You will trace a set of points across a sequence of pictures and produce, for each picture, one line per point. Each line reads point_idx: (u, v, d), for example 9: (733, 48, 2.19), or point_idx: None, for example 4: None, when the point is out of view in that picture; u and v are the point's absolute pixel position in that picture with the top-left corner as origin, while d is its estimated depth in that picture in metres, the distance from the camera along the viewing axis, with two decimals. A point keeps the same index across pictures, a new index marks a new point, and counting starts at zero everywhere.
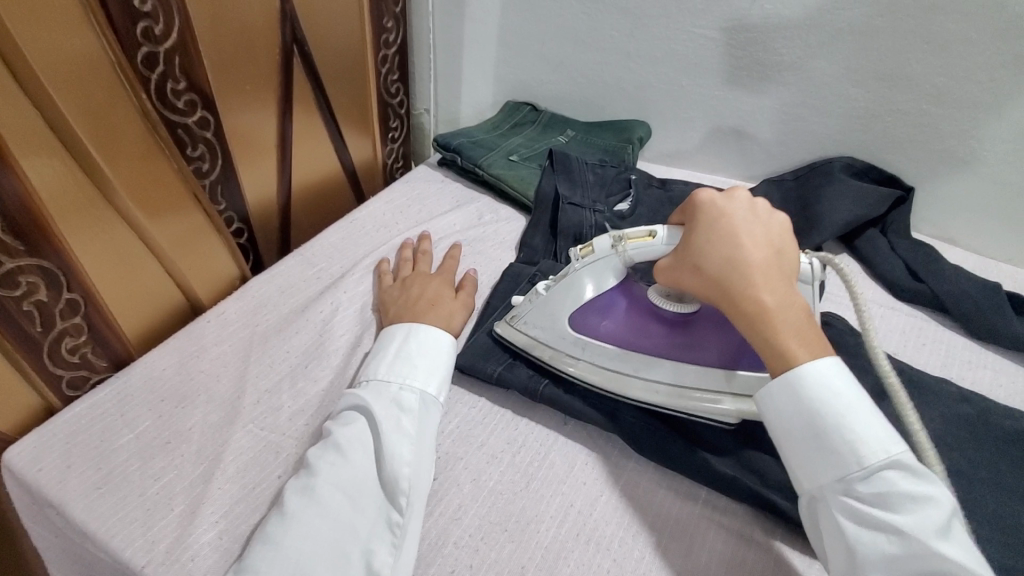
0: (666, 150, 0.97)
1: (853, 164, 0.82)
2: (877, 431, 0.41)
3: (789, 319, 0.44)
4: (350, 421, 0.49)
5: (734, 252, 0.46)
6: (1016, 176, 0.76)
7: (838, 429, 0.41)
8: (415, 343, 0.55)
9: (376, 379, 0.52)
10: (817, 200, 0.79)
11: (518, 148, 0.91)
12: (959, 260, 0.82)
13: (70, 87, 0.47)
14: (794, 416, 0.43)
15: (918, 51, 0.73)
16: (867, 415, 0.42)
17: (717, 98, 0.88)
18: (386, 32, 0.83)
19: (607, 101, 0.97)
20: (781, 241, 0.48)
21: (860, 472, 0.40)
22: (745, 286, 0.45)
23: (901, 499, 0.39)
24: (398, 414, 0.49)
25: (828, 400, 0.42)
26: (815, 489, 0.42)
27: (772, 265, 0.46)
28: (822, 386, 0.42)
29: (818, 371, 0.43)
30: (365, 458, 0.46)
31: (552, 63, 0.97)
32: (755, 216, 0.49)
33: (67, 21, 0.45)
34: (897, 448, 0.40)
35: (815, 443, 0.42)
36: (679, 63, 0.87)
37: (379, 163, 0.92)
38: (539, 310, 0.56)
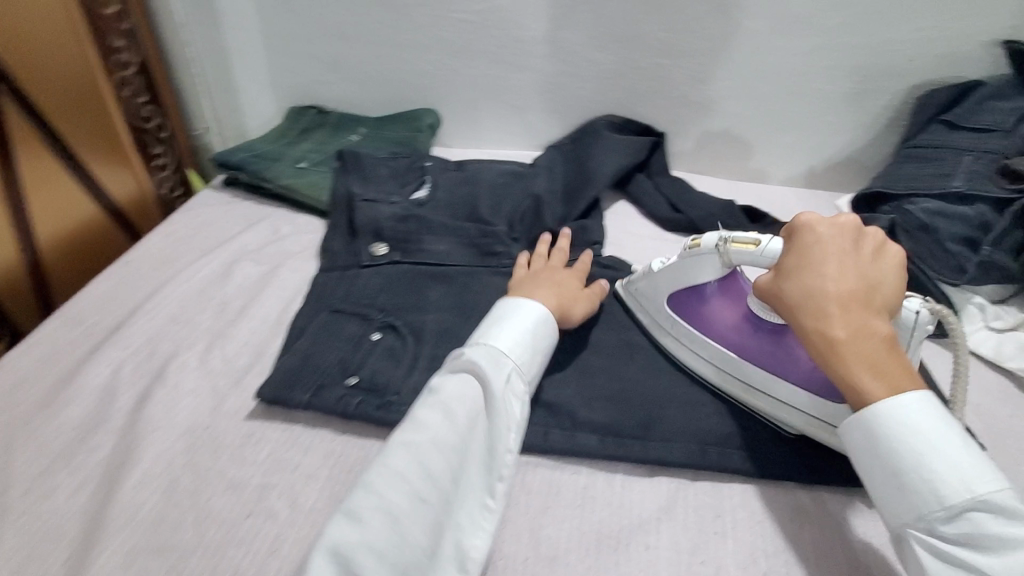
0: (460, 131, 1.01)
1: (615, 117, 0.93)
2: (965, 471, 0.41)
3: (862, 352, 0.46)
4: (464, 383, 0.49)
5: (818, 288, 0.48)
6: (738, 109, 0.90)
7: (923, 468, 0.42)
8: (533, 328, 0.55)
9: (505, 357, 0.52)
10: (591, 157, 0.89)
11: (307, 155, 0.88)
12: (711, 187, 0.96)
13: None
14: (881, 452, 0.44)
15: (640, 13, 0.84)
16: (957, 454, 0.42)
17: (490, 77, 0.93)
18: (117, 53, 0.78)
19: (392, 93, 0.98)
20: (871, 275, 0.49)
21: (944, 514, 0.41)
22: (814, 321, 0.48)
23: (985, 539, 0.40)
24: (508, 421, 0.48)
25: (913, 437, 0.43)
26: (892, 510, 0.43)
27: (859, 299, 0.48)
28: (917, 432, 0.43)
29: (908, 406, 0.44)
30: (435, 457, 0.44)
31: (327, 62, 0.96)
32: (848, 251, 0.50)
33: None
34: (985, 489, 0.40)
35: (884, 463, 0.44)
36: (448, 48, 0.91)
37: (147, 194, 0.87)
38: (650, 285, 0.63)
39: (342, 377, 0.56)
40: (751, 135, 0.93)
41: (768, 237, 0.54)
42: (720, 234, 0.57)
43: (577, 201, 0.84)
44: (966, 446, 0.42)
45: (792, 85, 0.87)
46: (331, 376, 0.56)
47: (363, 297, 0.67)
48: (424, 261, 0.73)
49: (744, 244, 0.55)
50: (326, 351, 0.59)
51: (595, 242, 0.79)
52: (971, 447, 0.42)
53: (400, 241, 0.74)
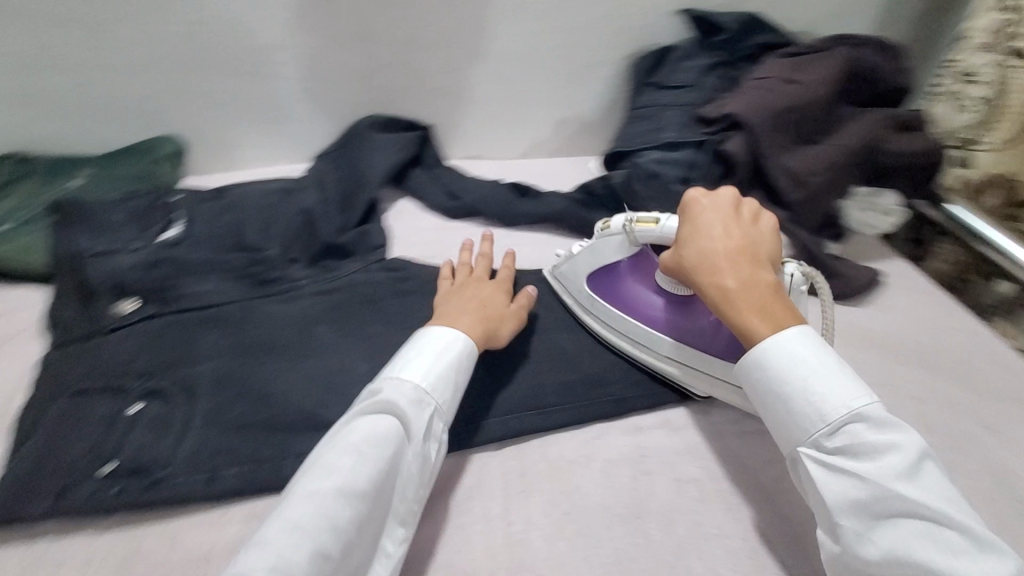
0: (215, 154, 0.91)
1: (380, 116, 0.92)
2: (840, 390, 0.46)
3: (749, 299, 0.52)
4: (381, 422, 0.47)
5: (709, 251, 0.54)
6: (492, 93, 0.96)
7: (801, 386, 0.47)
8: (453, 362, 0.54)
9: (429, 398, 0.50)
10: (361, 161, 0.88)
11: (11, 214, 0.73)
12: (484, 171, 1.00)
13: None
14: (766, 380, 0.49)
15: (372, 10, 0.83)
16: (831, 373, 0.47)
17: (231, 92, 0.86)
18: None
19: (115, 124, 0.84)
20: (751, 238, 0.56)
21: (826, 428, 0.46)
22: (707, 276, 0.54)
23: (864, 448, 0.44)
24: (416, 463, 0.48)
25: (794, 365, 0.48)
26: (785, 433, 0.48)
27: (744, 256, 0.54)
28: (795, 361, 0.48)
29: (789, 340, 0.49)
30: (347, 507, 0.41)
31: (14, 98, 0.80)
32: (734, 219, 0.57)
33: None
34: (859, 403, 0.45)
35: (774, 398, 0.49)
36: (170, 66, 0.81)
37: None
38: (570, 268, 0.70)
39: (96, 468, 0.50)
40: (509, 116, 0.99)
41: (667, 216, 0.62)
42: (626, 216, 0.64)
43: (355, 208, 0.83)
44: (843, 369, 0.48)
45: (531, 65, 0.94)
46: (79, 473, 0.50)
47: (112, 367, 0.58)
48: (185, 311, 0.65)
49: (643, 221, 0.62)
50: (71, 444, 0.52)
51: (378, 246, 0.79)
52: (846, 371, 0.48)
53: (151, 291, 0.65)
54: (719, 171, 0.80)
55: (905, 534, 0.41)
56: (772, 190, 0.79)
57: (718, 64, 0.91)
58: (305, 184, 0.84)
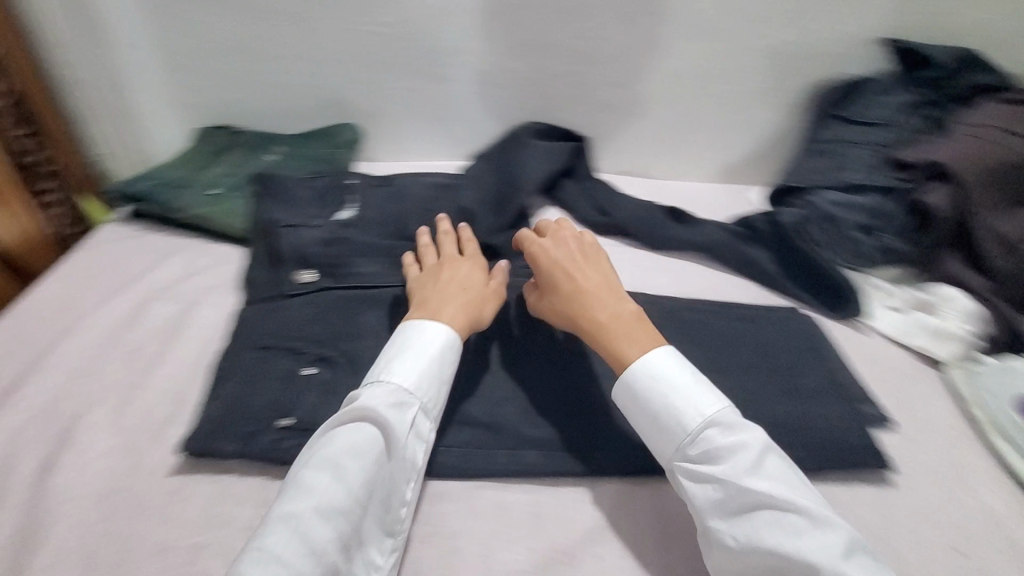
0: (381, 143, 0.98)
1: (536, 121, 0.93)
2: (698, 399, 0.51)
3: (620, 329, 0.56)
4: (361, 431, 0.49)
5: (580, 292, 0.60)
6: (654, 111, 0.93)
7: (662, 398, 0.52)
8: (441, 353, 0.55)
9: (396, 387, 0.52)
10: (517, 165, 0.89)
11: (220, 178, 0.84)
12: (634, 188, 0.97)
13: None
14: (636, 400, 0.53)
15: (553, 21, 0.84)
16: (690, 389, 0.52)
17: (413, 88, 0.91)
18: None
19: (307, 110, 0.94)
20: (599, 287, 0.61)
21: (687, 437, 0.50)
22: (591, 308, 0.59)
23: (723, 451, 0.48)
24: (409, 448, 0.51)
25: (658, 381, 0.52)
26: (654, 442, 0.52)
27: (608, 300, 0.59)
28: (651, 375, 0.53)
29: (656, 360, 0.53)
30: (363, 471, 0.47)
31: (236, 79, 0.91)
32: (574, 261, 0.63)
33: None
34: (713, 409, 0.50)
35: (641, 408, 0.53)
36: (364, 61, 0.88)
37: (36, 229, 0.84)
38: (1000, 377, 0.64)
39: (273, 422, 0.54)
40: (667, 137, 0.96)
41: None
42: None
43: (508, 209, 0.83)
44: (705, 383, 0.52)
45: (698, 88, 0.90)
46: (260, 424, 0.54)
47: (290, 329, 0.63)
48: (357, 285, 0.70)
49: None
50: (257, 394, 0.56)
51: None
52: (706, 382, 0.53)
53: (328, 265, 0.71)
54: (909, 224, 0.74)
55: (758, 524, 0.45)
56: (972, 255, 0.72)
57: (918, 103, 0.82)
58: (465, 184, 0.87)
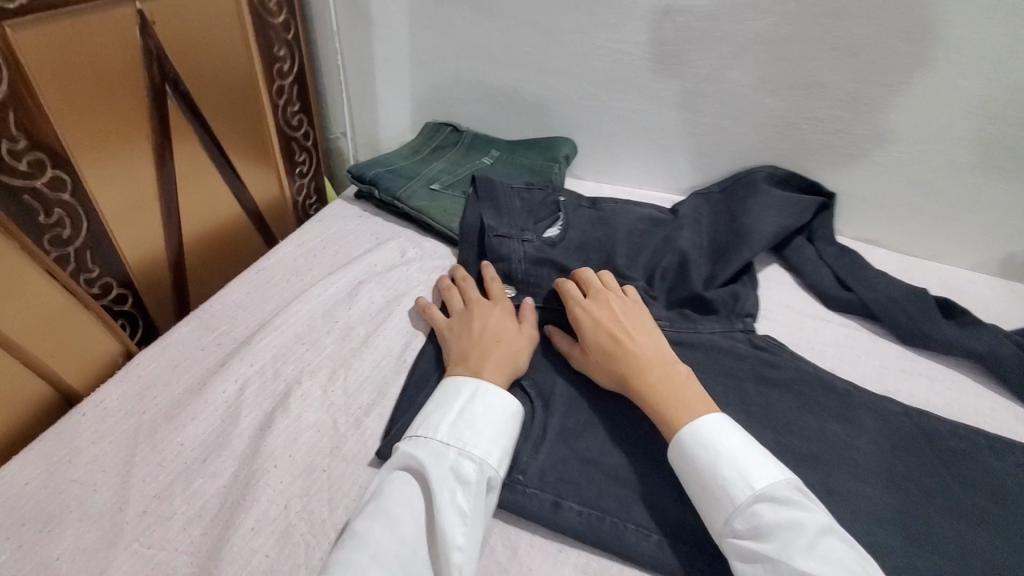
0: (592, 164, 0.94)
1: (775, 167, 0.82)
2: (750, 469, 0.46)
3: (676, 391, 0.53)
4: (406, 484, 0.46)
5: (624, 345, 0.57)
6: (930, 178, 0.77)
7: (711, 464, 0.47)
8: (479, 402, 0.50)
9: (435, 439, 0.47)
10: (747, 212, 0.78)
11: (440, 176, 0.86)
12: (880, 262, 0.82)
13: (56, 83, 0.49)
14: (685, 467, 0.49)
15: (830, 59, 0.72)
16: (742, 458, 0.47)
17: (642, 113, 0.85)
18: (279, 62, 0.72)
19: (527, 119, 0.92)
20: (653, 345, 0.58)
21: (734, 509, 0.45)
22: (636, 363, 0.55)
23: (774, 527, 0.43)
24: (456, 490, 0.45)
25: (709, 447, 0.48)
26: (704, 513, 0.47)
27: (659, 359, 0.56)
28: (705, 440, 0.48)
29: (707, 424, 0.49)
30: (414, 531, 0.43)
31: (469, 82, 0.92)
32: (627, 314, 0.61)
33: (105, 42, 0.52)
34: (764, 483, 0.45)
35: (691, 476, 0.48)
36: (599, 78, 0.84)
37: (287, 203, 0.82)
38: None
39: None
40: (936, 210, 0.79)
41: None
42: None
43: (731, 261, 0.74)
44: (759, 454, 0.47)
45: (1001, 159, 0.72)
46: None
47: None
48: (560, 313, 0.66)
49: None
50: None
51: (746, 313, 0.70)
52: (763, 453, 0.48)
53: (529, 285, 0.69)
54: None
55: None
56: None
57: None
58: (684, 223, 0.78)
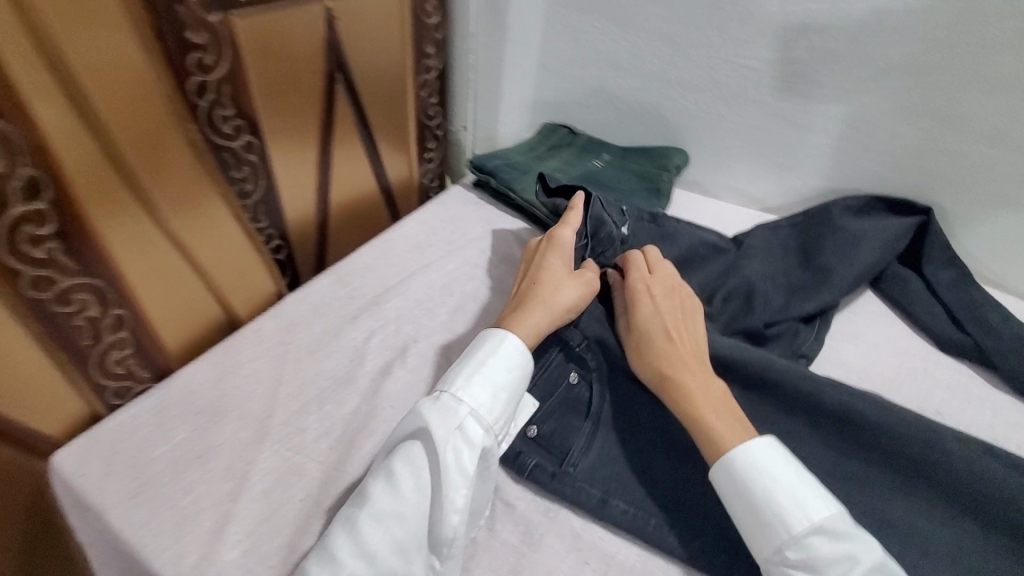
0: (702, 177, 0.95)
1: (860, 198, 0.80)
2: (806, 501, 0.45)
3: (712, 403, 0.52)
4: (413, 438, 0.49)
5: (673, 348, 0.56)
6: None
7: (767, 492, 0.46)
8: (498, 366, 0.52)
9: (448, 396, 0.50)
10: (824, 251, 0.76)
11: (552, 173, 0.91)
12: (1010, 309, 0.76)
13: (258, 61, 0.59)
14: (736, 491, 0.47)
15: (975, 90, 0.69)
16: (798, 488, 0.46)
17: (761, 130, 0.85)
18: (427, 58, 0.83)
19: (643, 127, 0.96)
20: (698, 351, 0.57)
21: (787, 539, 0.44)
22: (680, 369, 0.54)
23: (830, 563, 0.42)
24: (462, 449, 0.48)
25: (766, 475, 0.46)
26: (749, 537, 0.46)
27: (700, 367, 0.55)
28: (761, 465, 0.47)
29: (768, 451, 0.48)
30: (415, 490, 0.46)
31: (590, 88, 0.97)
32: (679, 317, 0.60)
33: (298, 31, 0.62)
34: (822, 516, 0.44)
35: (742, 499, 0.47)
36: (721, 93, 0.85)
37: (414, 183, 0.92)
38: None
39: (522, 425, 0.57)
40: None
41: None
42: None
43: (818, 292, 0.72)
44: (816, 484, 0.46)
45: None
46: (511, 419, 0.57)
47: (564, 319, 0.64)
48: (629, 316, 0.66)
49: None
50: None
51: (802, 354, 0.67)
52: (819, 483, 0.47)
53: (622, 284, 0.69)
54: None
55: None
56: None
57: None
58: (752, 251, 0.76)
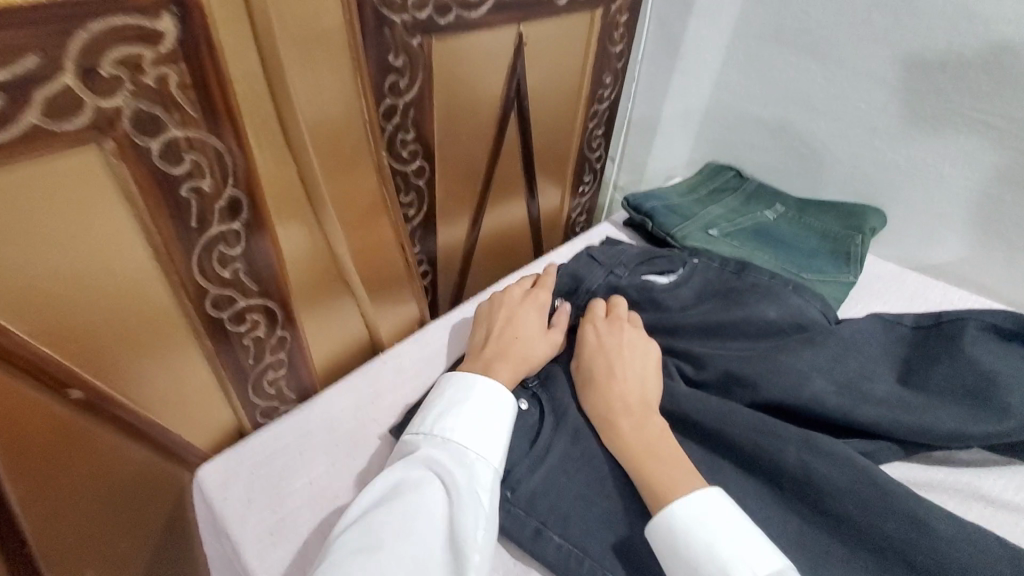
0: (894, 243, 0.81)
1: (1015, 316, 0.59)
2: (743, 551, 0.40)
3: (661, 457, 0.47)
4: (422, 477, 0.44)
5: (609, 389, 0.52)
6: None
7: (708, 544, 0.41)
8: (498, 406, 0.50)
9: (453, 439, 0.47)
10: (942, 381, 0.56)
11: (717, 222, 0.81)
12: None
13: (445, 85, 0.57)
14: (672, 546, 0.42)
15: None
16: (729, 538, 0.41)
17: (992, 199, 0.71)
18: (602, 89, 0.77)
19: (827, 179, 0.84)
20: (647, 397, 0.52)
21: None
22: (619, 413, 0.50)
23: None
24: (476, 489, 0.44)
25: (702, 524, 0.41)
26: None
27: (645, 413, 0.50)
28: (697, 520, 0.42)
29: (689, 498, 0.43)
30: (431, 530, 0.41)
31: (770, 129, 0.86)
32: (625, 351, 0.55)
33: (486, 57, 0.59)
34: (765, 569, 0.39)
35: (680, 556, 0.41)
36: (943, 150, 0.72)
37: (563, 217, 0.86)
38: None
39: None
40: None
41: None
42: None
43: (932, 416, 0.53)
44: (746, 531, 0.42)
45: None
46: None
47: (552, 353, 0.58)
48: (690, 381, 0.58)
49: None
50: None
51: None
52: (748, 528, 0.42)
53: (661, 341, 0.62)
54: None
55: None
56: None
57: None
58: (853, 354, 0.59)
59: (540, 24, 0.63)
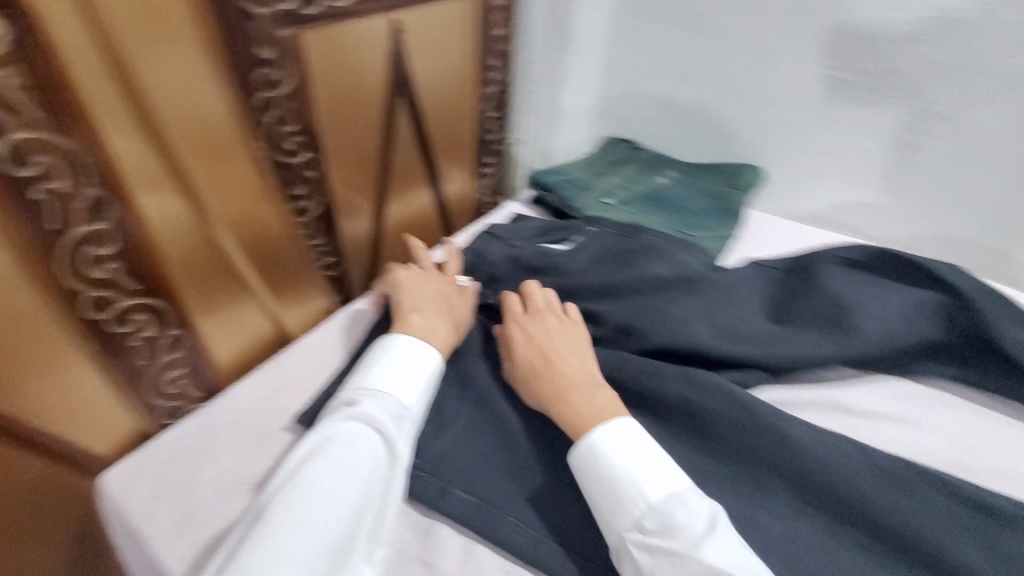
0: (775, 197, 0.88)
1: (866, 250, 0.66)
2: (658, 470, 0.44)
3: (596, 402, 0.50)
4: (361, 440, 0.46)
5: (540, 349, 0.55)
6: None
7: (625, 462, 0.45)
8: (429, 385, 0.53)
9: (399, 407, 0.49)
10: (808, 311, 0.63)
11: (614, 190, 0.86)
12: None
13: (324, 76, 0.58)
14: (591, 466, 0.46)
15: None
16: (644, 459, 0.45)
17: (850, 147, 0.78)
18: (490, 72, 0.81)
19: (712, 142, 0.90)
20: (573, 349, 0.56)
21: (645, 507, 0.42)
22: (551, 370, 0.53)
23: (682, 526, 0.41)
24: (405, 460, 0.47)
25: (621, 447, 0.45)
26: (604, 512, 0.44)
27: (576, 362, 0.54)
28: (611, 444, 0.46)
29: (609, 427, 0.47)
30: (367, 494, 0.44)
31: (657, 100, 0.92)
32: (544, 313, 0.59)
33: (364, 46, 0.61)
34: (677, 485, 0.43)
35: (596, 477, 0.45)
36: (805, 107, 0.79)
37: (470, 199, 0.89)
38: None
39: None
40: None
41: None
42: None
43: (797, 343, 0.59)
44: (663, 457, 0.46)
45: None
46: None
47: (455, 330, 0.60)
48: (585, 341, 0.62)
49: None
50: None
51: None
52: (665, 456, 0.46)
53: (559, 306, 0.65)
54: None
55: None
56: None
57: None
58: (735, 295, 0.64)
59: (414, 13, 0.66)
